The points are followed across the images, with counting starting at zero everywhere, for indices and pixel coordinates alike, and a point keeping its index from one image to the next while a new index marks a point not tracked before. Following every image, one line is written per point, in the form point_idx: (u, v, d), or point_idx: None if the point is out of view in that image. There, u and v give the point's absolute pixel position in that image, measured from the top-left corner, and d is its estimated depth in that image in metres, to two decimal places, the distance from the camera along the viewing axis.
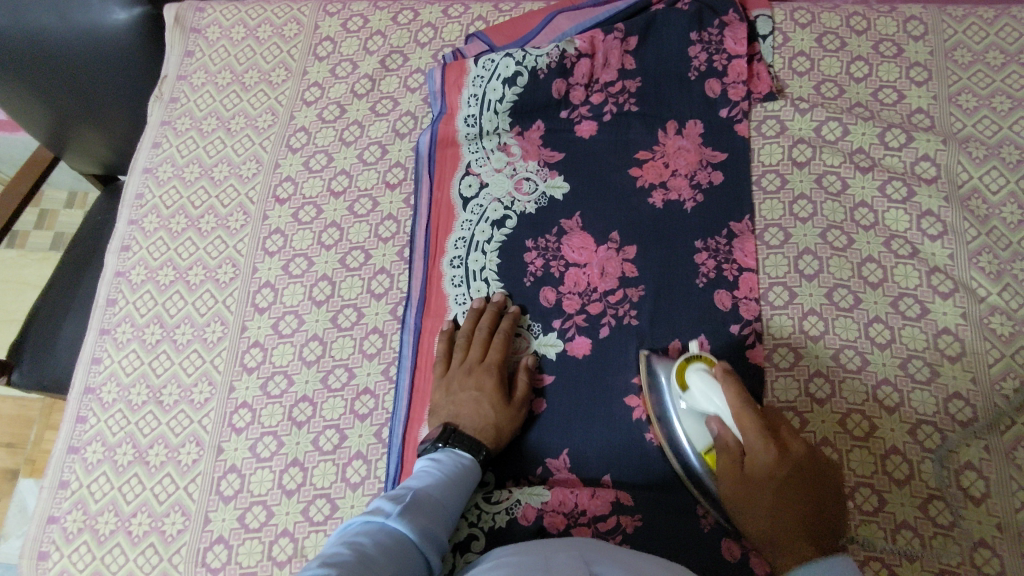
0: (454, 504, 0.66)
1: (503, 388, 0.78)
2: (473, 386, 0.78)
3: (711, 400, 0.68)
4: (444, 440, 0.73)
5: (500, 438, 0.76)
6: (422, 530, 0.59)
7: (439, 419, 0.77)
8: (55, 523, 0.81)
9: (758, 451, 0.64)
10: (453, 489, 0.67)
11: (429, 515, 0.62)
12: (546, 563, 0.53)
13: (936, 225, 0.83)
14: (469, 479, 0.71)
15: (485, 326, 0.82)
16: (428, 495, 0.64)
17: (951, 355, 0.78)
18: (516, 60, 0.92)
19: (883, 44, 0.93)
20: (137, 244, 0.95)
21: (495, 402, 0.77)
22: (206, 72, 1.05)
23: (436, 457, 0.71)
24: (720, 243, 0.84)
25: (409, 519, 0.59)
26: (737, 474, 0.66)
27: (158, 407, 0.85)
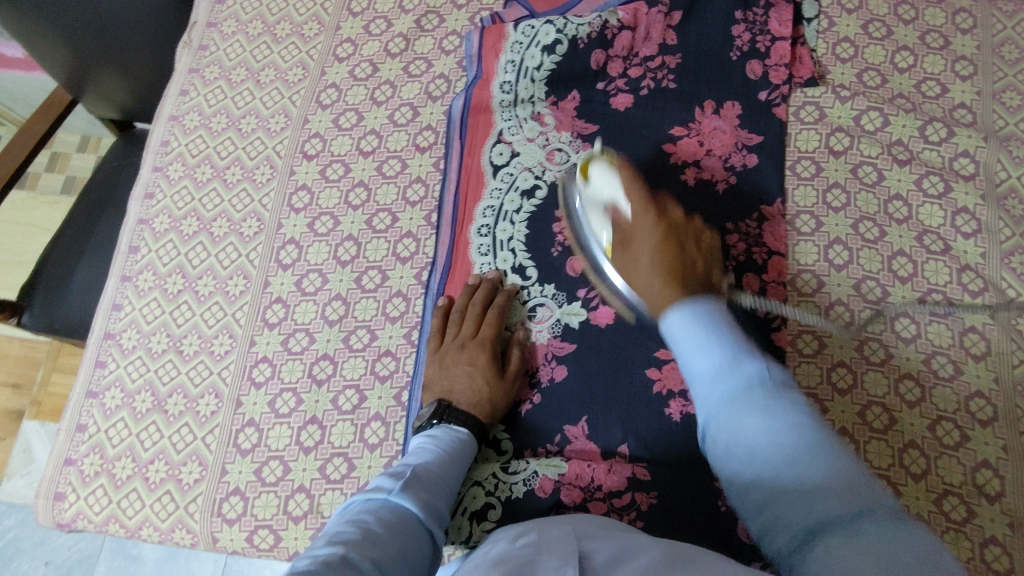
0: (454, 479, 0.67)
1: (496, 362, 0.78)
2: (467, 361, 0.78)
3: (609, 191, 0.75)
4: (439, 417, 0.73)
5: (494, 412, 0.76)
6: (423, 504, 0.60)
7: (434, 393, 0.77)
8: (71, 466, 0.82)
9: (644, 226, 0.72)
10: (451, 464, 0.68)
11: (430, 491, 0.62)
12: (542, 544, 0.53)
13: (970, 223, 0.82)
14: (465, 454, 0.71)
15: (479, 302, 0.81)
16: (427, 471, 0.64)
17: (975, 354, 0.78)
18: (557, 27, 0.90)
19: (930, 35, 0.91)
20: (162, 192, 0.94)
21: (489, 377, 0.77)
22: (237, 20, 1.03)
23: (432, 433, 0.71)
24: (751, 227, 0.84)
25: (410, 494, 0.59)
26: (628, 264, 0.72)
27: (179, 356, 0.85)
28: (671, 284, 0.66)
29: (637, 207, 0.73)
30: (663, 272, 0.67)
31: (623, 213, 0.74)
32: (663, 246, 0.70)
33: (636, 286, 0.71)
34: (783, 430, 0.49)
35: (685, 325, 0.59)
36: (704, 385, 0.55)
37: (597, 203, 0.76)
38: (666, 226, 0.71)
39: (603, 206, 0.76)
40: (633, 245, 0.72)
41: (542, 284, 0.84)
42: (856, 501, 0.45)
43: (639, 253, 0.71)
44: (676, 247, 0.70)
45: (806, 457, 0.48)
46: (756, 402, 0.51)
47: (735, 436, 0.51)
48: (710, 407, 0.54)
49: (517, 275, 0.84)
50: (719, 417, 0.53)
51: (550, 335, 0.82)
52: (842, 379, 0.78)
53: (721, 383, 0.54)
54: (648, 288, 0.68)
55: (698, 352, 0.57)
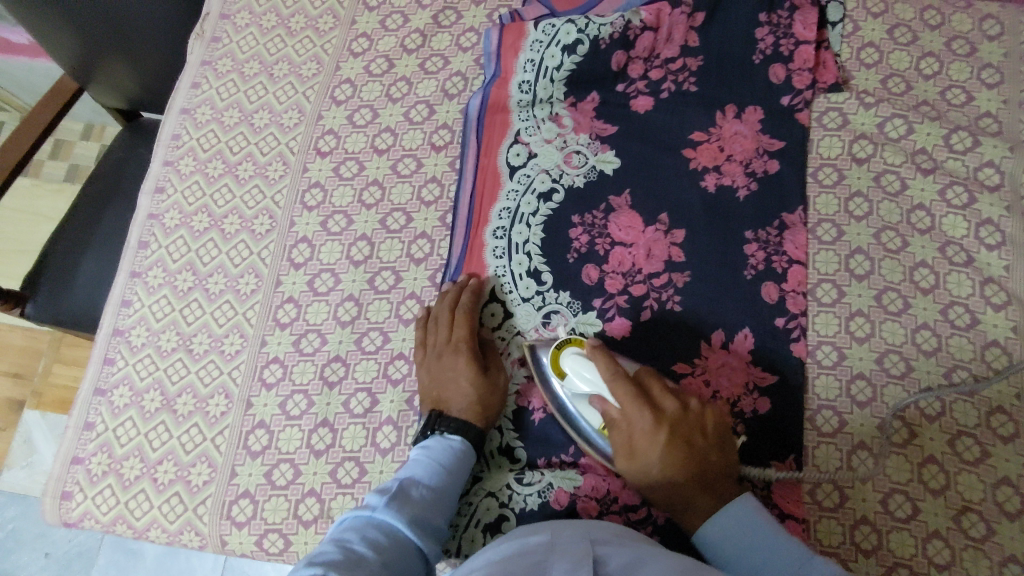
0: (448, 491, 0.68)
1: (477, 361, 0.77)
2: (449, 365, 0.77)
3: (592, 382, 0.67)
4: (432, 427, 0.73)
5: (488, 412, 0.76)
6: (411, 519, 0.61)
7: (427, 402, 0.77)
8: (79, 464, 0.81)
9: (650, 465, 0.65)
10: (445, 475, 0.69)
11: (419, 505, 0.64)
12: (555, 544, 0.53)
13: (994, 235, 0.81)
14: (463, 464, 0.71)
15: (447, 304, 0.80)
16: (416, 485, 0.65)
17: (998, 368, 0.76)
18: (579, 27, 0.89)
19: (957, 41, 0.90)
20: (173, 186, 0.92)
21: (474, 378, 0.76)
22: (250, 12, 1.01)
23: (425, 445, 0.71)
24: (771, 235, 0.83)
25: (396, 508, 0.61)
26: (630, 464, 0.66)
27: (188, 355, 0.84)
28: (682, 474, 0.64)
29: (630, 408, 0.65)
30: (675, 466, 0.64)
31: (609, 404, 0.67)
32: (672, 440, 0.64)
33: (636, 473, 0.66)
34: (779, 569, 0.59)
35: (712, 533, 0.63)
36: (720, 543, 0.63)
37: (576, 390, 0.69)
38: (666, 424, 0.65)
39: (587, 395, 0.69)
40: (635, 451, 0.66)
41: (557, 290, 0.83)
42: (815, 570, 0.58)
43: (646, 450, 0.65)
44: (683, 440, 0.65)
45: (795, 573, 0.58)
46: (763, 548, 0.61)
47: (732, 534, 0.62)
48: (723, 560, 0.62)
49: (533, 280, 0.83)
50: (728, 520, 0.63)
51: None
52: (861, 392, 0.77)
53: (730, 509, 0.63)
54: (660, 484, 0.65)
55: (714, 527, 0.63)
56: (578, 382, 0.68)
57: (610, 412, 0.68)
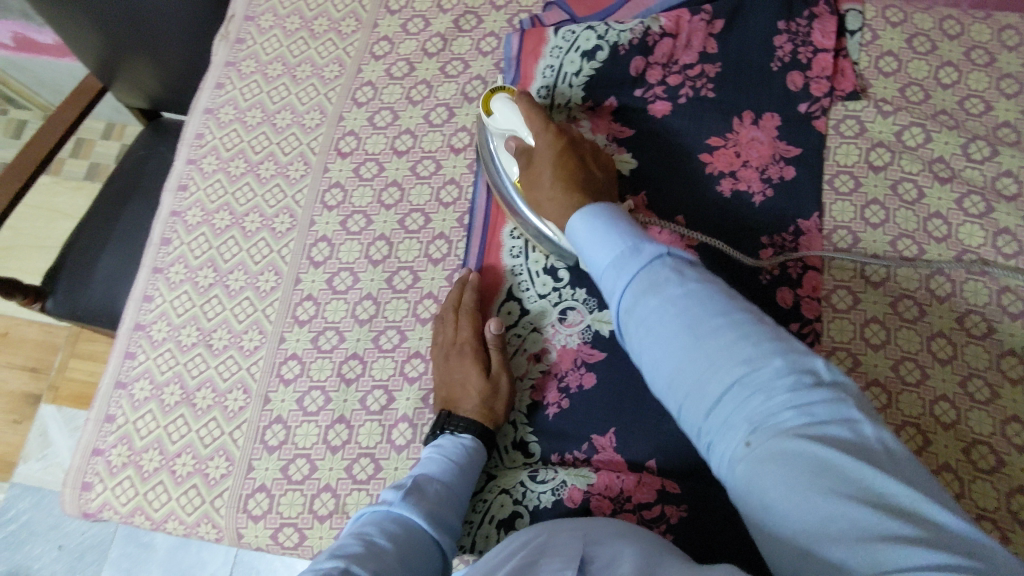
0: (459, 487, 0.68)
1: (480, 360, 0.78)
2: (454, 367, 0.78)
3: (513, 122, 0.78)
4: (442, 427, 0.74)
5: (496, 409, 0.77)
6: (428, 514, 0.61)
7: (437, 404, 0.78)
8: (99, 456, 0.82)
9: (546, 161, 0.72)
10: (457, 471, 0.69)
11: (434, 500, 0.63)
12: (554, 545, 0.54)
13: (1012, 244, 0.81)
14: (474, 461, 0.72)
15: (449, 306, 0.81)
16: (430, 480, 0.65)
17: (1013, 377, 0.76)
18: (598, 33, 0.89)
19: (976, 51, 0.90)
20: (195, 184, 0.94)
21: (477, 377, 0.77)
22: (274, 15, 1.03)
23: (439, 443, 0.72)
24: (787, 240, 0.83)
25: (413, 503, 0.60)
26: (530, 178, 0.74)
27: (208, 350, 0.85)
28: (572, 194, 0.69)
29: (542, 163, 0.73)
30: (562, 180, 0.70)
31: (523, 140, 0.76)
32: (567, 166, 0.71)
33: (540, 202, 0.73)
34: (688, 319, 0.49)
35: (583, 226, 0.60)
36: (606, 276, 0.56)
37: (502, 131, 0.80)
38: (560, 147, 0.73)
39: (506, 133, 0.80)
40: (534, 163, 0.74)
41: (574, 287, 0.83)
42: (751, 339, 0.47)
43: (540, 166, 0.73)
44: (575, 176, 0.71)
45: (742, 357, 0.46)
46: (728, 362, 0.46)
47: (655, 335, 0.51)
48: (617, 284, 0.54)
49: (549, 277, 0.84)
50: (628, 304, 0.53)
51: (580, 340, 0.81)
52: (876, 399, 0.77)
53: (622, 269, 0.54)
54: (556, 211, 0.70)
55: (601, 245, 0.57)
56: (503, 131, 0.80)
57: (523, 164, 0.76)
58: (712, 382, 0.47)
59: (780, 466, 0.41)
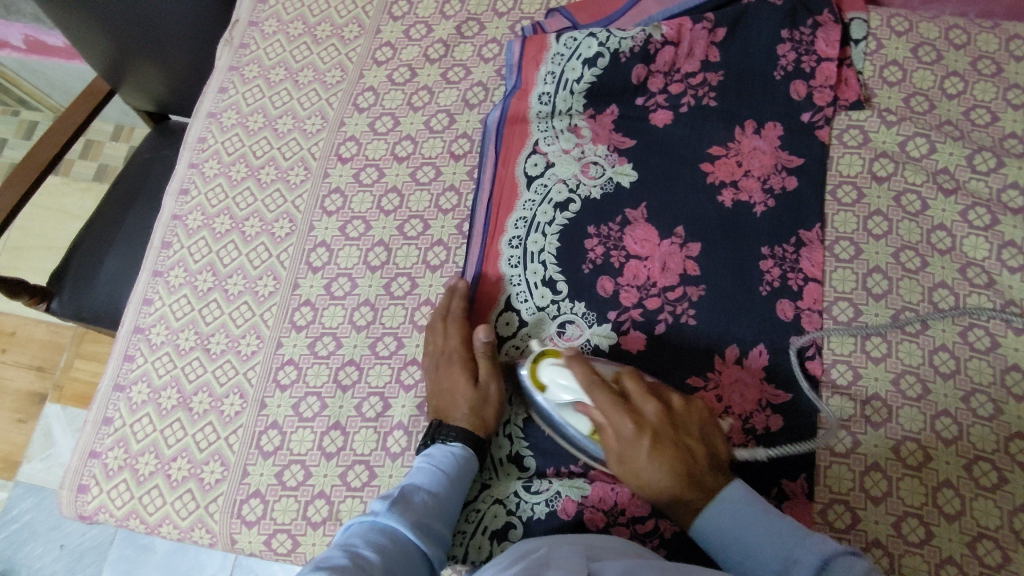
0: (451, 496, 0.69)
1: (469, 370, 0.77)
2: (444, 377, 0.77)
3: (569, 391, 0.71)
4: (433, 436, 0.73)
5: (485, 419, 0.76)
6: (414, 524, 0.62)
7: (428, 415, 0.78)
8: (96, 459, 0.82)
9: (630, 432, 0.67)
10: (448, 481, 0.70)
11: (422, 509, 0.64)
12: (552, 558, 0.55)
13: (1016, 257, 0.80)
14: (466, 469, 0.72)
15: (436, 316, 0.81)
16: (418, 489, 0.66)
17: (1017, 393, 0.75)
18: (600, 40, 0.89)
19: (982, 61, 0.89)
20: (197, 188, 0.94)
21: (466, 388, 0.76)
22: (278, 20, 1.03)
23: (428, 453, 0.72)
24: (788, 252, 0.82)
25: (400, 513, 0.62)
26: (628, 463, 0.68)
27: (206, 354, 0.85)
28: (677, 476, 0.66)
29: (615, 417, 0.68)
30: (665, 458, 0.67)
31: (592, 414, 0.70)
32: (657, 437, 0.67)
33: (638, 485, 0.68)
34: (755, 540, 0.62)
35: (712, 529, 0.65)
36: (721, 518, 0.65)
37: (560, 402, 0.72)
38: (647, 426, 0.68)
39: (564, 403, 0.73)
40: (625, 455, 0.68)
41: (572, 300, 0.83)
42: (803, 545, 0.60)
43: (637, 459, 0.67)
44: (671, 445, 0.67)
45: (767, 525, 0.63)
46: (774, 552, 0.61)
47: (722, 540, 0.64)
48: (710, 521, 0.65)
49: (547, 289, 0.83)
50: (721, 532, 0.64)
51: None
52: (876, 413, 0.76)
53: (716, 518, 0.65)
54: (663, 492, 0.67)
55: (746, 534, 0.63)
56: (564, 399, 0.72)
57: (597, 420, 0.70)
58: (775, 556, 0.60)
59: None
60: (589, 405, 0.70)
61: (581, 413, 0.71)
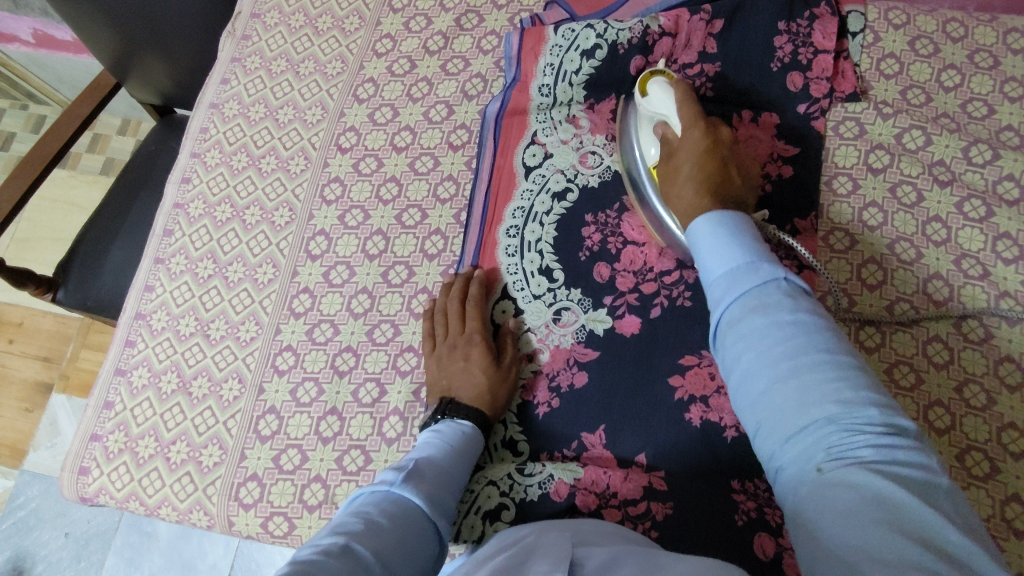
0: (461, 472, 0.68)
1: (488, 350, 0.78)
2: (461, 356, 0.78)
3: (666, 107, 0.75)
4: (442, 412, 0.73)
5: (496, 404, 0.77)
6: (427, 496, 0.61)
7: (435, 393, 0.78)
8: (97, 441, 0.83)
9: (693, 139, 0.70)
10: (458, 456, 0.69)
11: (434, 482, 0.63)
12: (540, 547, 0.53)
13: (1012, 249, 0.80)
14: (473, 446, 0.72)
15: (456, 297, 0.82)
16: (431, 463, 0.65)
17: (1010, 384, 0.75)
18: (598, 32, 0.89)
19: (980, 54, 0.89)
20: (198, 177, 0.95)
21: (486, 367, 0.77)
22: (279, 12, 1.04)
23: (436, 428, 0.71)
24: (783, 240, 0.83)
25: (413, 485, 0.61)
26: (674, 193, 0.71)
27: (205, 340, 0.86)
28: (711, 221, 0.66)
29: (688, 146, 0.71)
30: (703, 180, 0.68)
31: (672, 130, 0.74)
32: (707, 152, 0.70)
33: (675, 216, 0.71)
34: (809, 391, 0.47)
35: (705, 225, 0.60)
36: (717, 284, 0.57)
37: (654, 116, 0.77)
38: (715, 139, 0.71)
39: (657, 122, 0.77)
40: (678, 156, 0.72)
41: (569, 287, 0.83)
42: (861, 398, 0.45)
43: (684, 156, 0.70)
44: (724, 180, 0.68)
45: (820, 371, 0.47)
46: (775, 313, 0.52)
47: (742, 335, 0.52)
48: (725, 296, 0.55)
49: (544, 278, 0.84)
50: (732, 316, 0.54)
51: (574, 340, 0.81)
52: None
53: (735, 282, 0.55)
54: (691, 204, 0.68)
55: (724, 254, 0.58)
56: (654, 118, 0.77)
57: (670, 138, 0.74)
58: (801, 417, 0.46)
59: (816, 442, 0.45)
60: (675, 126, 0.74)
61: (658, 133, 0.77)
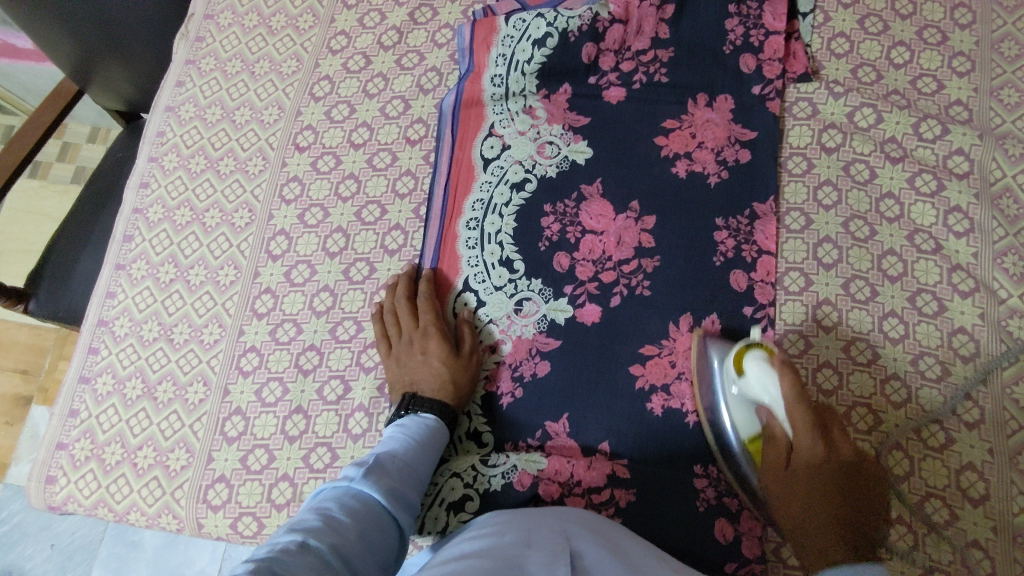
0: (423, 464, 0.69)
1: (447, 342, 0.79)
2: (419, 350, 0.79)
3: (769, 393, 0.67)
4: (405, 407, 0.74)
5: (460, 391, 0.78)
6: (387, 490, 0.61)
7: (398, 390, 0.78)
8: (63, 450, 0.83)
9: (807, 458, 0.65)
10: (420, 449, 0.69)
11: (395, 476, 0.64)
12: (533, 538, 0.54)
13: (963, 222, 0.81)
14: (436, 438, 0.73)
15: (403, 296, 0.83)
16: (393, 457, 0.66)
17: (964, 355, 0.76)
18: (548, 20, 0.90)
19: (928, 30, 0.90)
20: (157, 182, 0.95)
21: (446, 357, 0.78)
22: (233, 12, 1.04)
23: (400, 422, 0.72)
24: (742, 223, 0.82)
25: (374, 480, 0.61)
26: (779, 471, 0.67)
27: (169, 344, 0.86)
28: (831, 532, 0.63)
29: (802, 433, 0.65)
30: (824, 523, 0.64)
31: (777, 419, 0.68)
32: (798, 383, 0.65)
33: (775, 489, 0.67)
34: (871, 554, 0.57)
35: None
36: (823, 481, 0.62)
37: (748, 393, 0.70)
38: (834, 464, 0.65)
39: (758, 402, 0.70)
40: (793, 460, 0.67)
41: (529, 277, 0.84)
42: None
43: (798, 470, 0.66)
44: (841, 502, 0.64)
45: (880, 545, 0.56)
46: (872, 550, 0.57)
47: None
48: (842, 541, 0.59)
49: (504, 269, 0.84)
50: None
51: (536, 331, 0.82)
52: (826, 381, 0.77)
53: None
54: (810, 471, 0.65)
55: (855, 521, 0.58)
56: (745, 395, 0.70)
57: (777, 430, 0.68)
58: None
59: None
60: (778, 408, 0.67)
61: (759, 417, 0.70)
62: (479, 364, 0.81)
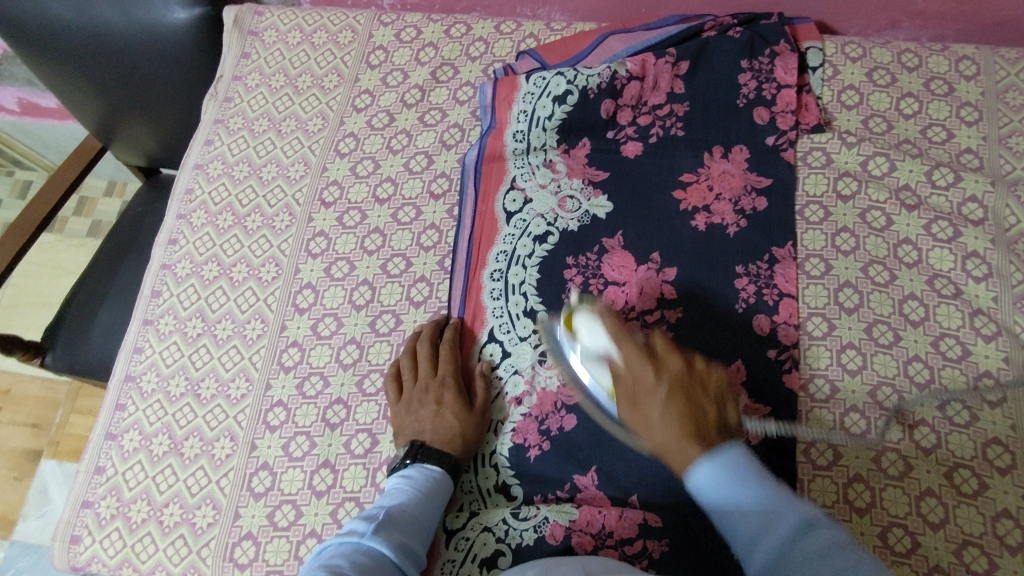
0: (427, 518, 0.69)
1: (462, 395, 0.80)
2: (434, 400, 0.79)
3: (599, 342, 0.70)
4: (413, 456, 0.74)
5: (467, 445, 0.78)
6: (397, 546, 0.61)
7: (405, 438, 0.78)
8: (88, 508, 0.83)
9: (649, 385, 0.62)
10: (424, 502, 0.70)
11: (402, 531, 0.64)
12: None
13: (981, 267, 0.82)
14: (441, 491, 0.73)
15: (426, 341, 0.84)
16: (400, 512, 0.66)
17: (991, 400, 0.76)
18: (567, 78, 0.92)
19: (934, 82, 0.93)
20: (185, 238, 0.97)
21: (459, 412, 0.79)
22: (260, 73, 1.07)
23: (406, 474, 0.73)
24: (762, 269, 0.84)
25: (384, 536, 0.61)
26: (635, 418, 0.63)
27: (196, 399, 0.87)
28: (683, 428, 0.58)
29: (637, 365, 0.64)
30: (675, 403, 0.60)
31: (613, 359, 0.67)
32: (672, 382, 0.61)
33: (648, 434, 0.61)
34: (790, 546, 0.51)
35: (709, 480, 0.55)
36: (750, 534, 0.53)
37: (589, 354, 0.72)
38: (671, 379, 0.62)
39: (591, 357, 0.72)
40: (640, 403, 0.63)
41: None
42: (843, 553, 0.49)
43: (649, 402, 0.62)
44: (688, 388, 0.61)
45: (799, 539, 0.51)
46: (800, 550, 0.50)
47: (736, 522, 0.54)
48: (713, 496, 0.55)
49: (529, 319, 0.85)
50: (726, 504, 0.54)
51: (560, 382, 0.81)
52: (855, 424, 0.77)
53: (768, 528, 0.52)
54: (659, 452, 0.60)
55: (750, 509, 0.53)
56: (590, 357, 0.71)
57: (617, 367, 0.66)
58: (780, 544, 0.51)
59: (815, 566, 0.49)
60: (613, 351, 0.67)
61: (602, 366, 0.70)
62: (486, 421, 0.82)
